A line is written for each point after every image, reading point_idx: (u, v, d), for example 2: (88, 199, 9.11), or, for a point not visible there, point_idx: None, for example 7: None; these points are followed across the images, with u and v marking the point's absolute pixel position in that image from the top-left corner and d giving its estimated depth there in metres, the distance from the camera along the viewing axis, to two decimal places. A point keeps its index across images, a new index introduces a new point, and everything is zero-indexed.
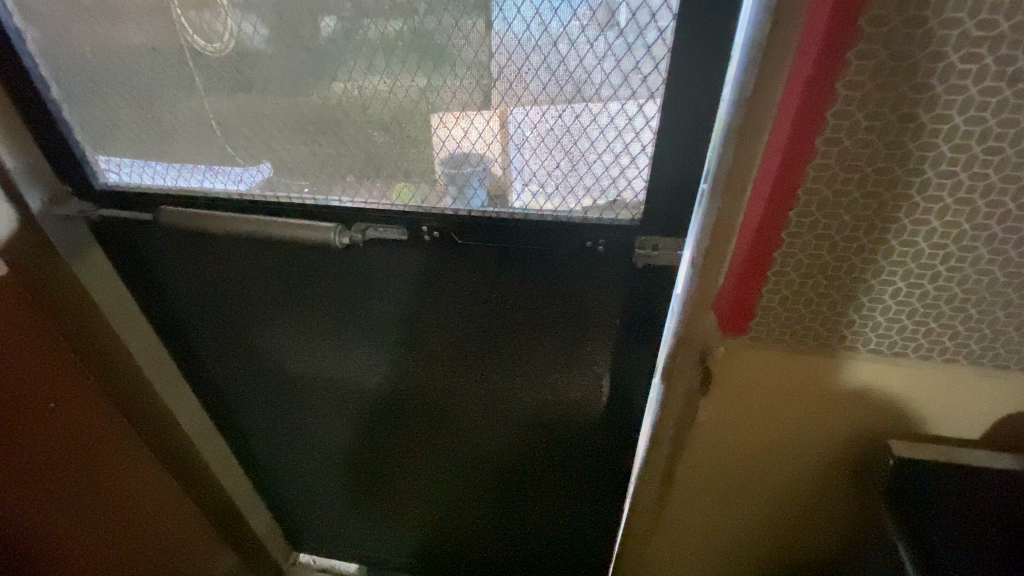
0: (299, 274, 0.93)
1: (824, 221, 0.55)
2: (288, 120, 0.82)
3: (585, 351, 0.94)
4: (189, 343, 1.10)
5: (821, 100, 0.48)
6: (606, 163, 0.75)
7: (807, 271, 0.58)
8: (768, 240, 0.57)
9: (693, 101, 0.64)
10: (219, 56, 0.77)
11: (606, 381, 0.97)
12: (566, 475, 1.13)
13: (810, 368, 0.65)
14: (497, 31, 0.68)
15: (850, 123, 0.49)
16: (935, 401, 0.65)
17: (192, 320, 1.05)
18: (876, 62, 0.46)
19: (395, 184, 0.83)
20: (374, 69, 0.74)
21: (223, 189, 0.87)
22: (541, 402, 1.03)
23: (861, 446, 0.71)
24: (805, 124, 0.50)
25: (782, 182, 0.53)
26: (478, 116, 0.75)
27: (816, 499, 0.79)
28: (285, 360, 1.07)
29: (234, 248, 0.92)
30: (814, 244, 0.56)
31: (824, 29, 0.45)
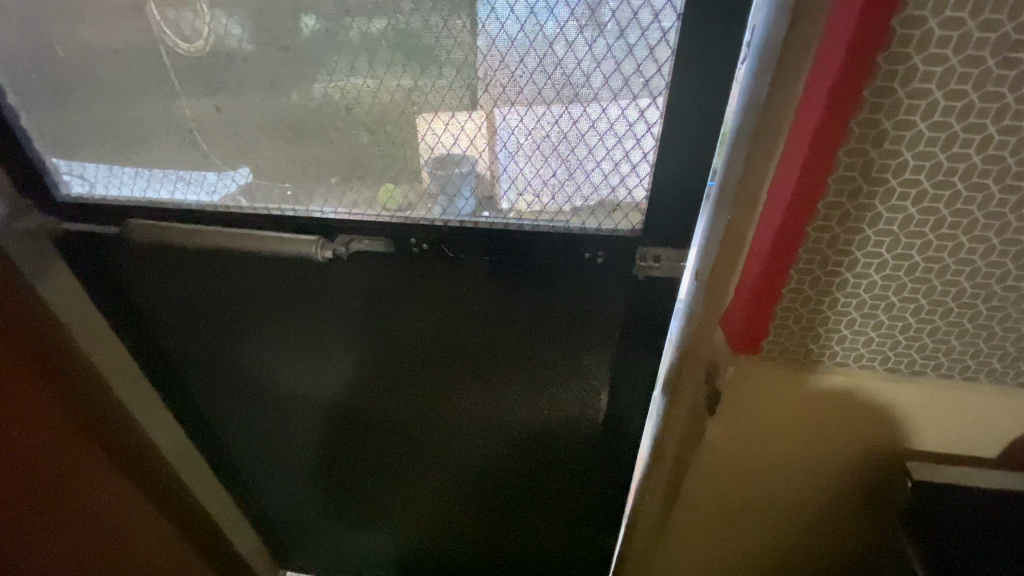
0: (280, 289, 0.88)
1: (844, 237, 0.51)
2: (263, 126, 0.75)
3: (583, 365, 0.90)
4: (164, 362, 1.03)
5: (846, 107, 0.45)
6: (605, 171, 0.71)
7: (825, 289, 0.55)
8: (784, 255, 0.53)
9: (700, 106, 0.61)
10: (197, 56, 0.70)
11: (605, 396, 0.93)
12: (563, 491, 1.09)
13: (823, 386, 0.62)
14: (487, 31, 0.63)
15: (876, 133, 0.46)
16: (954, 419, 0.62)
17: (166, 337, 0.99)
18: (907, 68, 0.43)
19: (382, 185, 0.77)
20: (357, 72, 0.68)
21: (196, 201, 0.81)
22: (537, 418, 0.99)
23: (874, 464, 0.68)
24: (828, 132, 0.46)
25: (802, 196, 0.49)
26: (468, 122, 0.70)
27: (824, 517, 0.76)
28: (267, 376, 1.01)
29: (210, 262, 0.86)
30: (833, 261, 0.53)
31: (852, 31, 0.42)
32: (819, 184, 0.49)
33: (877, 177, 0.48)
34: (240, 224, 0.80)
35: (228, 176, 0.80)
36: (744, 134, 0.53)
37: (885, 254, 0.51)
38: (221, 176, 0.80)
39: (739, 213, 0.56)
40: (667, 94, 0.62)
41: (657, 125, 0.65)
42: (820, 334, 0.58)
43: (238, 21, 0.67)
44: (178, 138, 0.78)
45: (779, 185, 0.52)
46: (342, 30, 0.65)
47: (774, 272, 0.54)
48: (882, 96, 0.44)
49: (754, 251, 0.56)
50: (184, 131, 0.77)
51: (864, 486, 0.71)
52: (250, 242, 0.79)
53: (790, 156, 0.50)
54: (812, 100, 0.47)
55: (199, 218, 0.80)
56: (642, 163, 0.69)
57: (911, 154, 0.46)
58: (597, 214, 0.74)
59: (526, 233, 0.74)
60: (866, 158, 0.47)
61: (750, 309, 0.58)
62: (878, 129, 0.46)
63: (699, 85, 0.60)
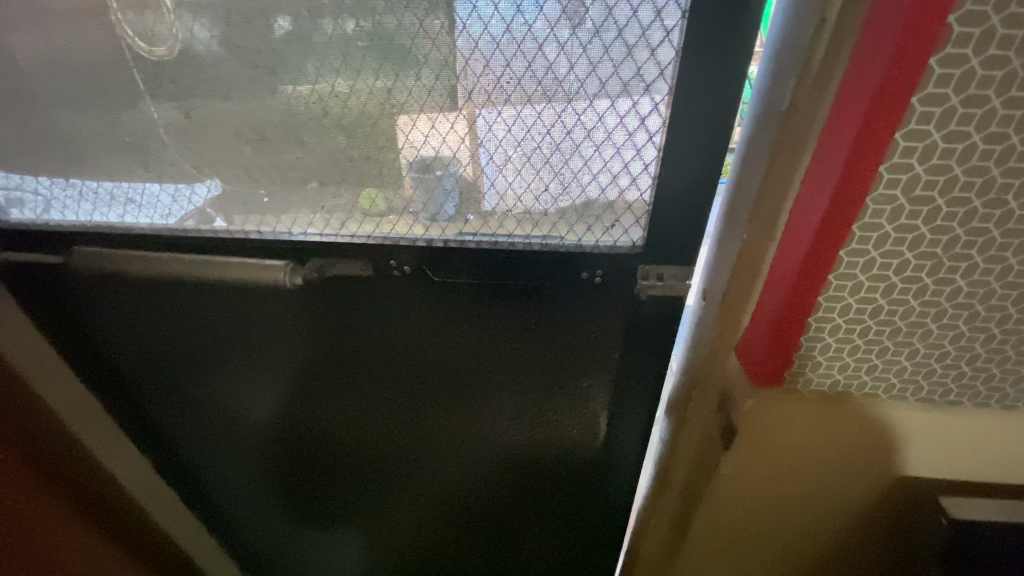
0: (245, 315, 0.80)
1: (881, 261, 0.47)
2: (219, 142, 0.66)
3: (581, 387, 0.83)
4: (121, 399, 0.94)
5: (889, 121, 0.40)
6: (602, 184, 0.64)
7: (856, 319, 0.51)
8: (815, 281, 0.48)
9: (709, 115, 0.55)
10: (166, 59, 0.61)
11: (604, 421, 0.87)
12: (560, 520, 1.03)
13: (847, 420, 0.57)
14: (468, 32, 0.56)
15: (925, 146, 0.42)
16: (992, 449, 0.58)
17: (124, 373, 0.90)
18: (964, 72, 0.39)
19: (365, 187, 0.68)
20: (324, 80, 0.60)
21: (149, 224, 0.73)
22: (532, 446, 0.92)
23: (901, 498, 0.63)
24: (869, 148, 0.42)
25: (838, 217, 0.45)
26: (449, 133, 0.62)
27: (844, 547, 0.71)
28: (237, 411, 0.93)
29: (169, 290, 0.78)
30: (867, 287, 0.49)
31: (902, 38, 0.37)
32: (857, 202, 0.44)
33: (920, 196, 0.44)
34: (200, 252, 0.72)
35: (182, 194, 0.71)
36: (763, 145, 0.49)
37: (926, 279, 0.48)
38: (174, 196, 0.71)
39: (757, 231, 0.51)
40: (671, 100, 0.56)
41: (660, 134, 0.59)
42: (848, 364, 0.54)
43: (186, 28, 0.58)
44: (124, 156, 0.69)
45: (805, 203, 0.47)
46: (307, 34, 0.57)
47: (800, 298, 0.50)
48: (934, 104, 0.40)
49: (775, 274, 0.51)
50: (130, 148, 0.68)
51: (890, 519, 0.66)
52: (214, 268, 0.72)
53: (818, 170, 0.45)
54: (842, 110, 0.42)
55: (155, 246, 0.73)
56: (642, 174, 0.62)
57: (962, 168, 0.42)
58: (594, 229, 0.67)
59: (518, 251, 0.68)
60: (910, 175, 0.43)
61: (773, 337, 0.53)
62: (926, 142, 0.42)
63: (708, 91, 0.54)
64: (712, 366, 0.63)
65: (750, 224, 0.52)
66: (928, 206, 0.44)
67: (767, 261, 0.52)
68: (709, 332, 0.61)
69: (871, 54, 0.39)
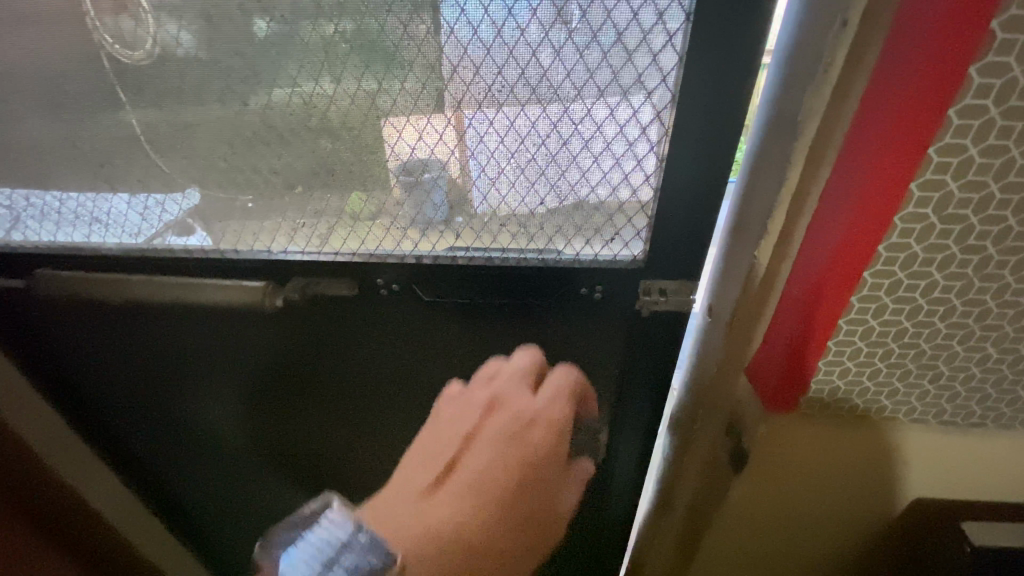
0: (223, 338, 0.75)
1: (909, 282, 0.45)
2: (190, 157, 0.62)
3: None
4: (91, 429, 0.88)
5: (920, 135, 0.38)
6: (601, 197, 0.60)
7: (880, 341, 0.49)
8: (835, 298, 0.46)
9: (715, 126, 0.52)
10: (143, 65, 0.56)
11: (603, 440, 0.83)
12: None
13: (853, 442, 0.56)
14: (457, 36, 0.52)
15: (963, 161, 0.39)
16: (1001, 466, 0.57)
17: (95, 399, 0.85)
18: (1005, 81, 0.36)
19: (351, 194, 0.63)
20: (300, 89, 0.56)
21: (117, 245, 0.68)
22: None
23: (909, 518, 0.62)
24: (897, 162, 0.39)
25: (862, 232, 0.42)
26: (437, 144, 0.58)
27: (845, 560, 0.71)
28: (218, 437, 0.88)
29: (138, 313, 0.73)
30: (892, 309, 0.47)
31: (936, 52, 0.35)
32: (882, 220, 0.42)
33: (954, 214, 0.41)
34: (172, 272, 0.68)
35: (152, 214, 0.66)
36: (775, 158, 0.45)
37: (955, 300, 0.46)
38: (143, 215, 0.66)
39: (770, 248, 0.48)
40: (675, 107, 0.52)
41: (662, 143, 0.55)
42: (869, 389, 0.52)
43: (151, 35, 0.54)
44: (88, 173, 0.65)
45: (823, 220, 0.44)
46: (281, 41, 0.53)
47: (817, 319, 0.47)
48: (972, 117, 0.37)
49: (789, 294, 0.49)
50: (95, 164, 0.64)
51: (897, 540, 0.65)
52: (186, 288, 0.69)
53: (836, 186, 0.43)
54: (864, 123, 0.40)
55: (123, 268, 0.68)
56: (643, 187, 0.58)
57: (999, 185, 0.40)
58: (593, 243, 0.63)
59: (513, 266, 0.64)
60: (944, 192, 0.41)
61: (790, 357, 0.51)
62: (963, 156, 0.39)
63: (714, 98, 0.50)
64: (717, 387, 0.59)
65: (761, 241, 0.48)
66: (961, 223, 0.42)
67: (782, 278, 0.49)
68: (714, 354, 0.57)
69: (898, 65, 0.37)
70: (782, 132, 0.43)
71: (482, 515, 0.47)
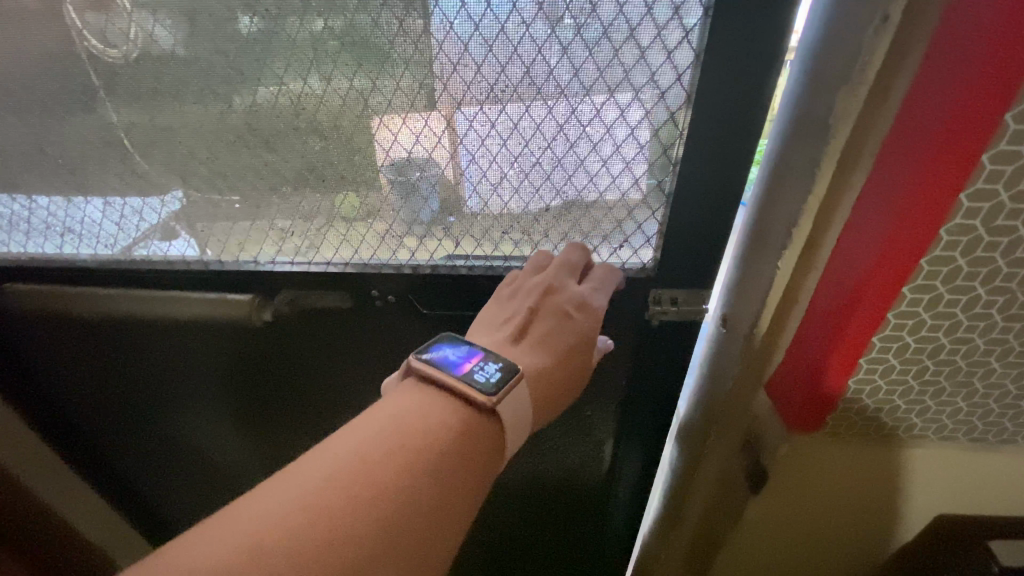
0: (209, 354, 0.71)
1: (949, 297, 0.44)
2: (168, 163, 0.58)
3: (583, 417, 0.77)
4: (77, 442, 0.85)
5: (970, 147, 0.37)
6: (609, 203, 0.57)
7: (915, 359, 0.48)
8: (869, 311, 0.45)
9: (733, 129, 0.49)
10: (117, 62, 0.51)
11: (608, 451, 0.81)
12: (557, 550, 0.97)
13: (874, 459, 0.56)
14: (457, 32, 0.48)
15: (1013, 170, 0.38)
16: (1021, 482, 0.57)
17: (76, 413, 0.81)
18: None
19: (340, 195, 0.59)
20: (287, 89, 0.52)
21: (91, 256, 0.65)
22: (530, 478, 0.85)
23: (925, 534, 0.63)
24: (945, 175, 0.38)
25: (903, 246, 0.41)
26: (435, 148, 0.55)
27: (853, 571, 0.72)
28: (206, 451, 0.85)
29: (117, 330, 0.69)
30: (929, 325, 0.46)
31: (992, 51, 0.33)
32: (924, 237, 0.41)
33: (1001, 227, 0.40)
34: (153, 287, 0.65)
35: (129, 224, 0.62)
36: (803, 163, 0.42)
37: (996, 316, 0.45)
38: (119, 226, 0.63)
39: (794, 258, 0.46)
40: (690, 108, 0.49)
41: (676, 146, 0.52)
42: (899, 407, 0.52)
43: (121, 32, 0.50)
44: (58, 180, 0.60)
45: (854, 237, 0.43)
46: (265, 38, 0.49)
47: (847, 337, 0.47)
48: None
49: (817, 311, 0.48)
50: (65, 171, 0.59)
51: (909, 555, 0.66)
52: (169, 304, 0.64)
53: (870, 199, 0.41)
54: (902, 135, 0.38)
55: (98, 281, 0.65)
56: (653, 193, 0.55)
57: None
58: (600, 250, 0.61)
59: None
60: (993, 204, 0.39)
61: (817, 374, 0.50)
62: (1016, 166, 0.38)
63: (732, 99, 0.47)
64: (731, 400, 0.57)
65: (785, 253, 0.45)
66: (1009, 236, 0.41)
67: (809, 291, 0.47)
68: (730, 369, 0.54)
69: (943, 74, 0.35)
70: (810, 137, 0.41)
71: (574, 337, 0.56)
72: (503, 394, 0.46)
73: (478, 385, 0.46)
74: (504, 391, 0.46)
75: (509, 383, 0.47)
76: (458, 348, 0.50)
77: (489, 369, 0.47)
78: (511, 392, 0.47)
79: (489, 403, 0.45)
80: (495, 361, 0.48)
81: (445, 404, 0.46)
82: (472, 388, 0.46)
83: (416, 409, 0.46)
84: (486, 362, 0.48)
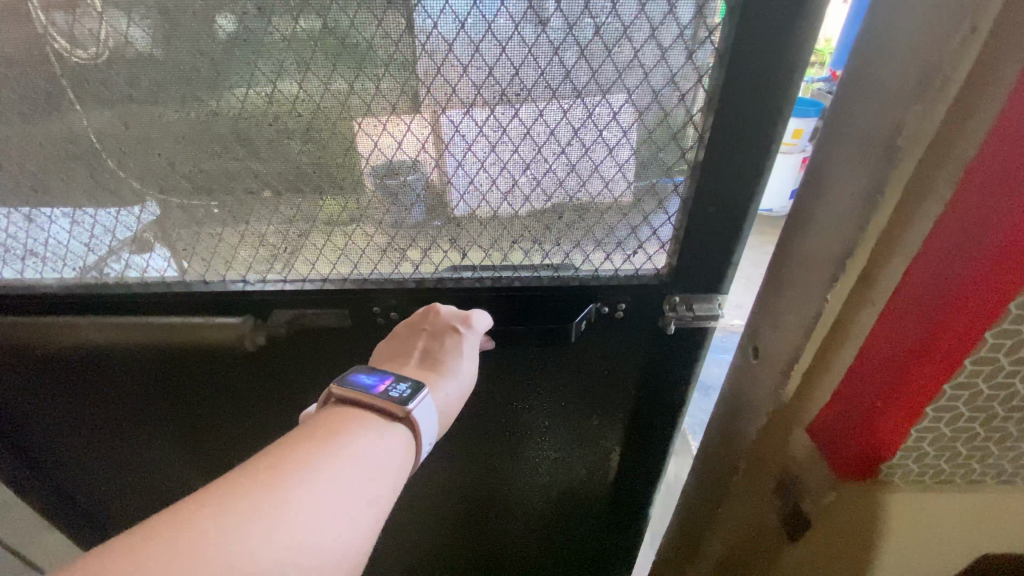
0: (198, 382, 0.67)
1: None
2: (147, 176, 0.53)
3: (592, 427, 0.74)
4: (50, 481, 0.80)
5: None
6: (623, 208, 0.54)
7: (984, 405, 0.45)
8: (936, 356, 0.41)
9: (762, 130, 0.46)
10: (88, 67, 0.47)
11: (618, 461, 0.78)
12: (565, 559, 0.95)
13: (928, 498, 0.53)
14: (468, 31, 0.45)
15: None
16: None
17: (48, 449, 0.76)
18: None
19: (330, 202, 0.55)
20: (276, 93, 0.48)
21: (57, 281, 0.60)
22: (538, 489, 0.83)
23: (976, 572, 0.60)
24: None
25: (987, 292, 0.37)
26: (441, 154, 0.51)
27: None
28: (191, 481, 0.80)
29: (96, 359, 0.65)
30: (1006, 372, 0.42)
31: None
32: (1013, 284, 0.36)
33: None
34: (128, 314, 0.61)
35: (100, 243, 0.58)
36: (845, 195, 0.44)
37: None
38: (87, 245, 0.58)
39: (848, 291, 0.46)
40: (712, 108, 0.46)
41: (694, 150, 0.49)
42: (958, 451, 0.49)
43: (90, 33, 0.45)
44: (18, 197, 0.55)
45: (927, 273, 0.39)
46: (252, 38, 0.45)
47: (915, 378, 0.43)
48: None
49: (878, 349, 0.44)
50: (27, 187, 0.55)
51: None
52: (162, 331, 0.61)
53: (948, 232, 0.38)
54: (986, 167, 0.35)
55: (70, 309, 0.60)
56: (671, 197, 0.52)
57: None
58: (613, 258, 0.58)
59: (523, 287, 0.59)
60: None
61: (875, 413, 0.46)
62: None
63: (756, 98, 0.44)
64: (776, 422, 0.57)
65: (836, 283, 0.46)
66: None
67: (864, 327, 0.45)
68: None
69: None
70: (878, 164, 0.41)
71: (467, 354, 0.55)
72: (410, 409, 0.45)
73: (392, 399, 0.45)
74: (412, 404, 0.45)
75: (417, 390, 0.46)
76: (372, 372, 0.48)
77: (403, 385, 0.47)
78: (424, 404, 0.47)
79: (404, 409, 0.45)
80: (407, 378, 0.48)
81: (359, 420, 0.44)
82: (385, 401, 0.45)
83: (334, 425, 0.43)
84: (400, 380, 0.47)
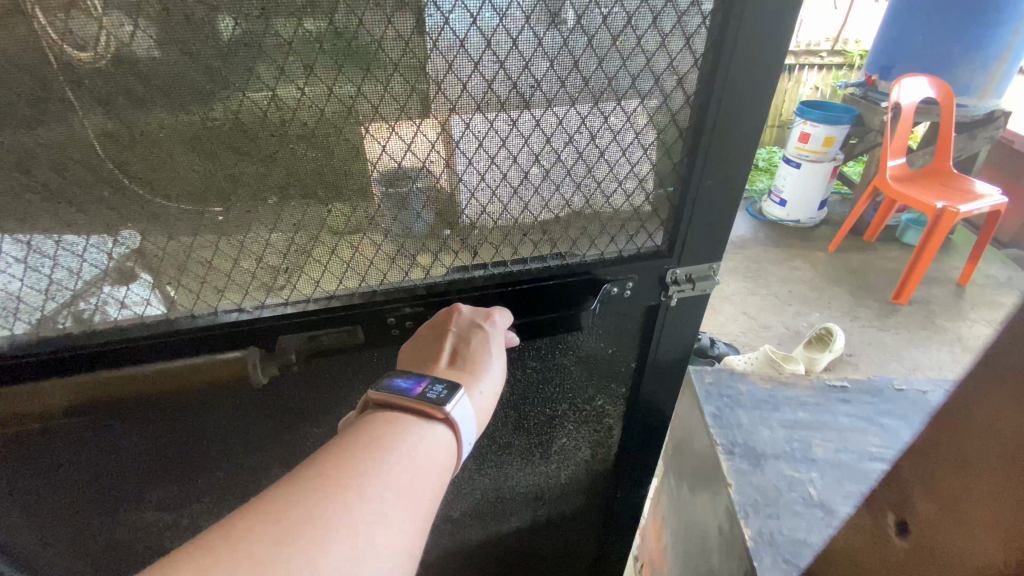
0: (186, 424, 0.61)
1: None
2: (122, 204, 0.45)
3: (595, 413, 0.73)
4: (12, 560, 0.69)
5: None
6: (627, 190, 0.54)
7: None
8: None
9: (744, 101, 0.49)
10: (45, 83, 0.39)
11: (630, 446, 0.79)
12: (582, 547, 0.96)
13: None
14: (483, 28, 0.42)
15: None
16: None
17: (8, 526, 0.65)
18: None
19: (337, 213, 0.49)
20: (276, 102, 0.43)
21: (7, 338, 0.50)
22: (555, 487, 0.82)
23: None
24: None
25: None
26: (455, 156, 0.48)
27: None
28: (186, 531, 0.72)
29: (66, 420, 0.55)
30: None
31: None
32: None
33: None
34: (102, 369, 0.52)
35: (62, 287, 0.49)
36: None
37: None
38: (46, 291, 0.49)
39: None
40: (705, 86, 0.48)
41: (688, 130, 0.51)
42: None
43: (49, 39, 0.38)
44: None
45: None
46: (250, 43, 0.40)
47: None
48: None
49: None
50: None
51: None
52: (147, 381, 0.54)
53: None
54: None
55: (26, 372, 0.51)
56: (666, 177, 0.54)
57: None
58: (617, 240, 0.57)
59: (533, 279, 0.56)
60: None
61: None
62: None
63: (744, 76, 0.47)
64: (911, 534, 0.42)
65: None
66: None
67: None
68: None
69: None
70: None
71: (496, 350, 0.54)
72: (451, 411, 0.44)
73: (430, 402, 0.44)
74: (454, 405, 0.44)
75: (456, 394, 0.45)
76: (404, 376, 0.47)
77: (439, 386, 0.45)
78: (463, 403, 0.46)
79: (446, 412, 0.44)
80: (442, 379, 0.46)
81: (400, 425, 0.43)
82: (425, 405, 0.44)
83: (376, 434, 0.42)
84: (435, 380, 0.46)
